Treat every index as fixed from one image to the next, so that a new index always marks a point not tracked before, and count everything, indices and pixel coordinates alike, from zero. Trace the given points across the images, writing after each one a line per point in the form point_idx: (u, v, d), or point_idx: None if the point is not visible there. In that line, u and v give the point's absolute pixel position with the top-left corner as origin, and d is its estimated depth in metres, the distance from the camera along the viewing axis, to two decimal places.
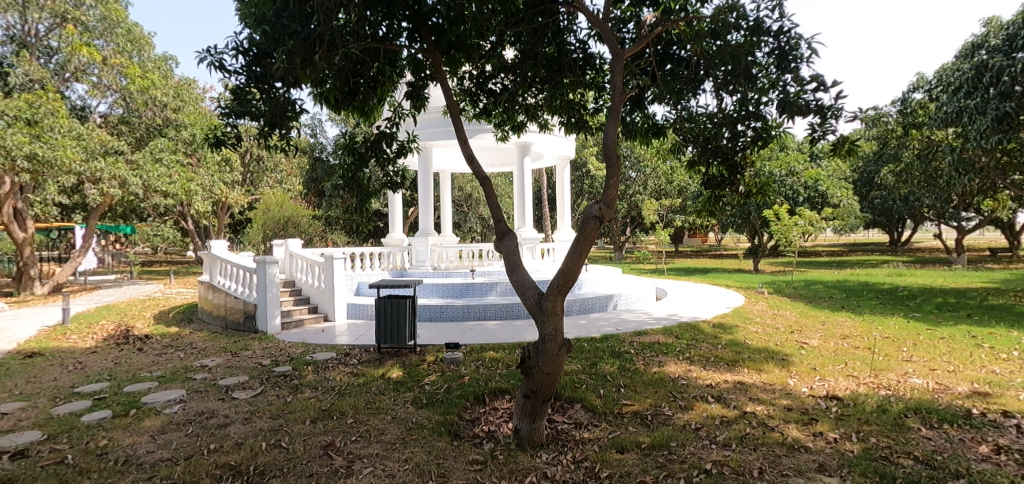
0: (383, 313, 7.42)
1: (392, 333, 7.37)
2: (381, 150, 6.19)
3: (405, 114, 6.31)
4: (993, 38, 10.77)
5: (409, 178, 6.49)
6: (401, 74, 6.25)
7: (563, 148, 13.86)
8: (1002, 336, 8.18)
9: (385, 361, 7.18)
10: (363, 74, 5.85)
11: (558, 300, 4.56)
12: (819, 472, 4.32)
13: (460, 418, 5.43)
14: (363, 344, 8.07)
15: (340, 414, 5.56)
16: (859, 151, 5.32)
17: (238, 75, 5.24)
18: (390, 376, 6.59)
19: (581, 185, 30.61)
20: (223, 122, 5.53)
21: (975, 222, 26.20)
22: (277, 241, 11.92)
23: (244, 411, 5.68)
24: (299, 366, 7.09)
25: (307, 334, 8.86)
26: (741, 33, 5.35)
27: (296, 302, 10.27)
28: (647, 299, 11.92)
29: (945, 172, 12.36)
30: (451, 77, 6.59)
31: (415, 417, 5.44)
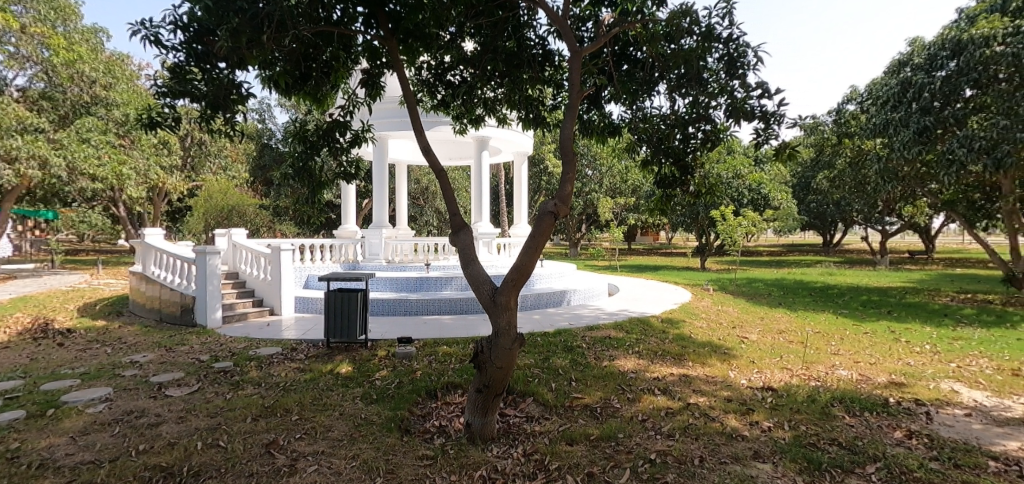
0: (333, 306, 7.00)
1: (342, 327, 6.98)
2: (334, 141, 5.75)
3: (360, 104, 5.91)
4: (916, 57, 11.87)
5: (364, 169, 6.11)
6: (356, 60, 5.74)
7: (522, 144, 14.03)
8: (917, 331, 9.02)
9: (335, 356, 6.79)
10: (315, 58, 5.37)
11: (512, 295, 4.50)
12: (754, 459, 4.45)
13: (411, 413, 5.22)
14: (311, 338, 7.67)
15: (284, 411, 5.22)
16: (799, 157, 5.52)
17: (176, 51, 4.79)
18: (339, 372, 6.22)
19: (538, 182, 31.07)
20: (160, 102, 5.03)
21: (897, 226, 28.48)
22: (220, 230, 11.35)
23: (179, 409, 5.25)
24: (240, 361, 6.62)
25: (250, 329, 8.42)
26: (694, 39, 5.64)
27: (239, 295, 9.82)
28: (600, 295, 12.21)
29: (874, 179, 13.50)
30: (407, 66, 6.25)
31: (364, 413, 5.20)
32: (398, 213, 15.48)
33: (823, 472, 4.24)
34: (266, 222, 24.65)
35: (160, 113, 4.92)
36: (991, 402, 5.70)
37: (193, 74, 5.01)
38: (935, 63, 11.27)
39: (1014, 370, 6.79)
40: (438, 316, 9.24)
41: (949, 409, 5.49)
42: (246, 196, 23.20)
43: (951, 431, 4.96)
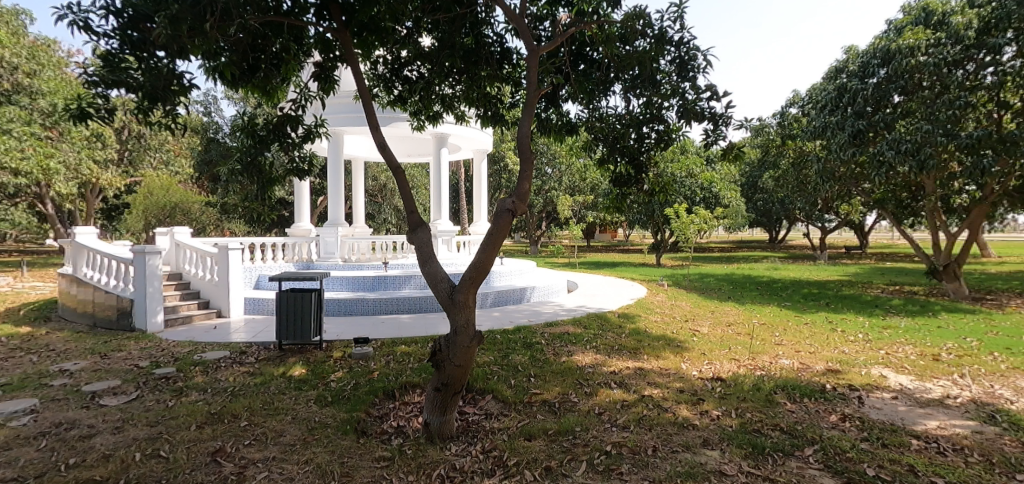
0: (285, 307, 6.85)
1: (296, 328, 6.85)
2: (285, 135, 5.57)
3: (312, 98, 5.80)
4: (851, 64, 12.57)
5: (318, 166, 5.98)
6: (307, 53, 5.62)
7: (481, 142, 14.06)
8: (852, 321, 9.60)
9: (288, 358, 6.67)
10: (263, 50, 5.23)
11: (470, 292, 4.55)
12: (703, 447, 4.66)
13: (368, 414, 5.21)
14: (262, 340, 7.51)
15: (232, 417, 5.11)
16: (746, 157, 5.78)
17: (109, 38, 4.56)
18: (292, 375, 6.13)
19: (498, 180, 31.17)
20: (92, 93, 4.78)
21: (835, 223, 30.04)
22: (161, 229, 10.98)
23: (114, 420, 5.06)
24: (183, 366, 6.43)
25: (195, 333, 8.16)
26: (648, 40, 5.82)
27: (183, 297, 9.50)
28: (560, 291, 12.40)
29: (815, 179, 14.22)
30: (363, 60, 6.19)
31: (318, 415, 5.15)
32: (355, 210, 15.25)
33: (765, 455, 4.48)
34: (213, 220, 23.79)
35: (91, 103, 4.67)
36: (914, 385, 6.14)
37: (128, 63, 4.78)
38: (868, 71, 11.98)
39: (936, 355, 7.32)
40: (397, 315, 9.20)
41: (877, 393, 5.88)
42: (190, 193, 22.33)
43: (880, 413, 5.32)
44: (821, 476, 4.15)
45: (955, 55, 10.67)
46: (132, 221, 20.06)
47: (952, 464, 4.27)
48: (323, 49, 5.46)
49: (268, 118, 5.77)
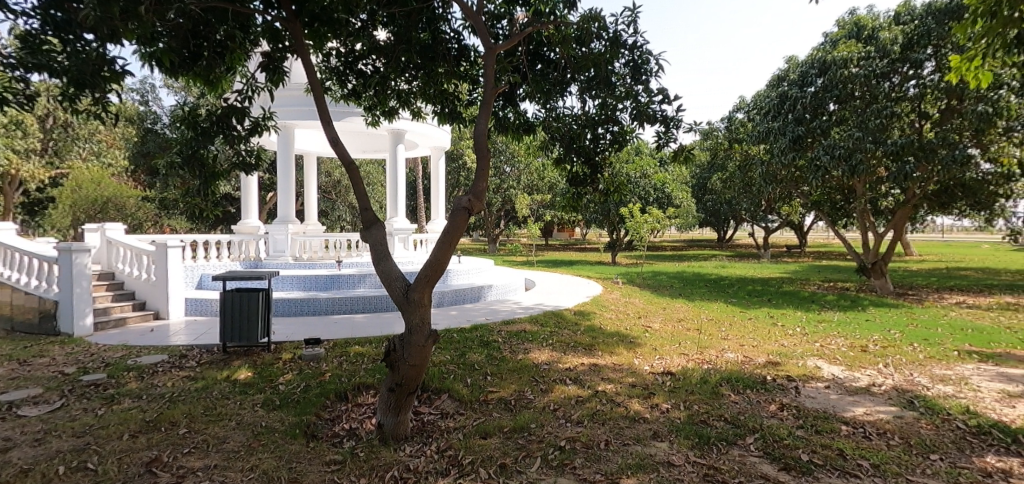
0: (229, 308, 6.60)
1: (241, 331, 6.60)
2: (230, 128, 5.34)
3: (260, 89, 5.56)
4: (791, 73, 13.19)
5: (266, 161, 5.75)
6: (255, 42, 5.36)
7: (439, 139, 13.99)
8: (792, 316, 10.11)
9: (232, 362, 6.48)
10: (206, 37, 4.94)
11: (425, 291, 4.56)
12: (652, 439, 4.83)
13: (318, 417, 5.14)
14: (203, 343, 7.24)
15: (170, 425, 4.94)
16: (695, 159, 6.01)
17: (27, 18, 4.13)
18: (236, 379, 5.96)
19: (456, 178, 31.06)
20: (9, 77, 4.35)
21: (779, 223, 31.42)
22: (90, 226, 10.41)
23: (35, 431, 4.78)
24: (115, 372, 6.13)
25: (128, 336, 7.78)
26: (603, 43, 5.97)
27: (115, 298, 9.03)
28: (517, 289, 12.50)
29: (759, 181, 14.85)
30: (314, 53, 6.04)
31: (265, 420, 5.04)
32: (307, 208, 14.91)
33: (710, 445, 4.69)
34: (151, 216, 22.68)
35: (9, 87, 4.24)
36: (845, 375, 6.54)
37: (51, 46, 4.37)
38: (806, 80, 12.62)
39: (865, 347, 7.82)
40: (351, 315, 9.06)
41: (812, 383, 6.24)
42: (125, 187, 21.19)
43: (814, 402, 5.65)
44: (760, 463, 4.38)
45: (883, 67, 11.45)
46: (61, 216, 18.89)
47: (876, 448, 4.60)
48: (272, 38, 5.24)
49: (211, 110, 5.51)
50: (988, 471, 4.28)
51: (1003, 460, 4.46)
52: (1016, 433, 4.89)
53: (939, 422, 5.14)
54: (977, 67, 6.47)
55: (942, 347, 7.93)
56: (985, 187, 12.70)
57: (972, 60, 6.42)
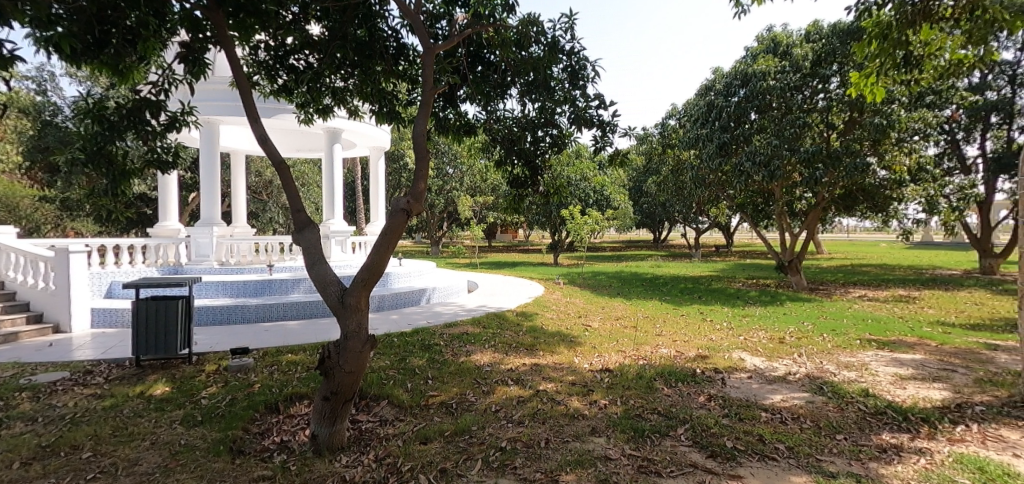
0: (144, 317, 6.16)
1: (158, 341, 6.17)
2: (144, 122, 4.96)
3: (177, 82, 5.23)
4: (717, 83, 13.86)
5: (183, 158, 5.44)
6: (171, 31, 5.02)
7: (378, 139, 13.73)
8: (721, 312, 10.62)
9: (147, 377, 6.06)
10: (115, 22, 4.52)
11: (362, 295, 4.48)
12: (591, 435, 4.95)
13: (245, 432, 4.92)
14: (112, 357, 6.72)
15: (71, 449, 4.58)
16: (630, 163, 6.22)
17: None
18: (152, 394, 5.60)
19: (397, 179, 30.58)
20: None
21: (710, 225, 32.97)
22: None
23: None
24: (5, 392, 5.57)
25: (23, 353, 7.09)
26: (541, 47, 6.09)
27: (7, 310, 8.20)
28: (460, 291, 12.47)
29: (690, 184, 15.50)
30: (240, 45, 5.78)
31: (184, 438, 4.78)
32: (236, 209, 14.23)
33: (645, 438, 4.85)
34: (54, 218, 20.81)
35: None
36: (765, 365, 6.95)
37: None
38: (730, 90, 13.28)
39: (782, 338, 8.34)
40: (283, 322, 8.72)
41: (736, 373, 6.59)
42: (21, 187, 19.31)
43: (738, 391, 5.98)
44: (690, 451, 4.59)
45: (795, 81, 12.35)
46: None
47: (790, 431, 4.93)
48: (191, 27, 4.84)
49: (121, 103, 5.12)
50: (883, 447, 4.69)
51: (896, 436, 4.90)
52: (908, 411, 5.36)
53: (844, 404, 5.57)
54: (872, 84, 7.42)
55: (846, 336, 8.61)
56: (881, 192, 13.90)
57: (867, 78, 7.36)
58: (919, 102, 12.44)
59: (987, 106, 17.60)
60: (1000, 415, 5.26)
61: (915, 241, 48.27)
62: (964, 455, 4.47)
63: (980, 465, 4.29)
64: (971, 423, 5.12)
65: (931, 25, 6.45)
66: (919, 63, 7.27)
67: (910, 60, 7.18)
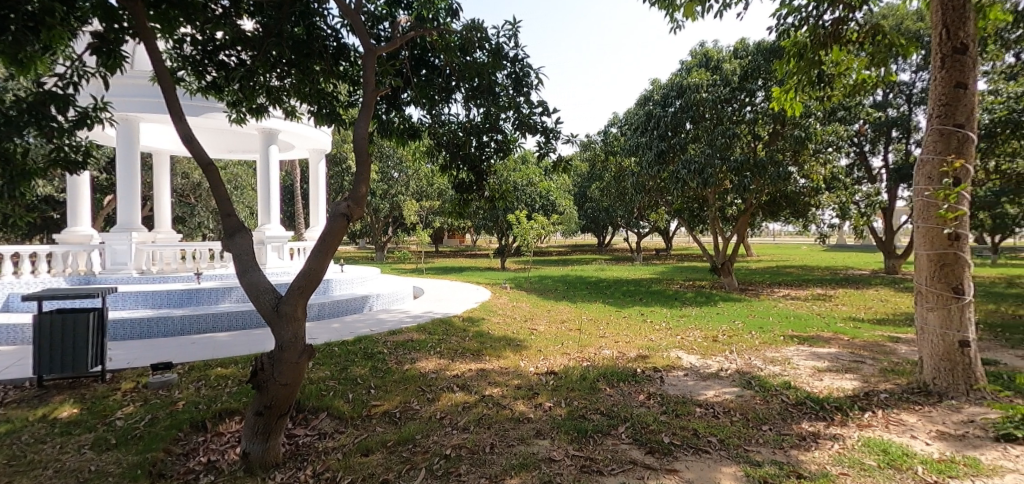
0: (50, 332, 5.63)
1: (66, 358, 5.66)
2: (49, 118, 4.51)
3: (89, 75, 4.83)
4: (655, 94, 14.29)
5: (96, 158, 5.01)
6: (81, 20, 4.64)
7: (318, 141, 13.30)
8: (661, 313, 10.92)
9: (52, 398, 5.54)
10: (14, 7, 4.12)
11: (298, 303, 4.27)
12: (535, 438, 4.93)
13: (168, 453, 4.59)
14: (11, 377, 6.10)
15: None
16: (573, 169, 6.27)
17: None
18: (58, 417, 5.12)
19: (339, 182, 29.77)
20: None
21: (651, 229, 33.98)
22: None
23: None
24: None
25: None
26: (485, 53, 6.04)
27: None
28: (405, 298, 12.22)
29: (631, 189, 15.90)
30: (163, 38, 5.42)
31: (96, 463, 4.40)
32: (160, 214, 13.39)
33: (587, 437, 4.88)
34: None
35: None
36: (700, 363, 7.18)
37: None
38: (667, 101, 13.74)
39: (715, 337, 8.66)
40: (213, 334, 8.24)
41: (673, 372, 6.76)
42: None
43: (675, 388, 6.13)
44: (630, 449, 4.64)
45: (725, 94, 12.94)
46: None
47: (723, 424, 5.09)
48: (104, 16, 4.49)
49: (22, 96, 4.67)
50: (804, 435, 4.92)
51: (814, 424, 5.15)
52: (824, 401, 5.65)
53: (769, 396, 5.82)
54: (791, 99, 7.90)
55: (773, 333, 9.04)
56: (801, 198, 14.77)
57: (787, 93, 7.81)
58: (831, 116, 13.36)
59: (888, 122, 19.14)
60: (900, 400, 5.59)
61: (833, 244, 51.79)
62: (870, 439, 4.73)
63: (883, 447, 4.55)
64: (876, 408, 5.44)
65: (840, 48, 7.04)
66: (829, 80, 7.74)
67: (823, 78, 7.60)
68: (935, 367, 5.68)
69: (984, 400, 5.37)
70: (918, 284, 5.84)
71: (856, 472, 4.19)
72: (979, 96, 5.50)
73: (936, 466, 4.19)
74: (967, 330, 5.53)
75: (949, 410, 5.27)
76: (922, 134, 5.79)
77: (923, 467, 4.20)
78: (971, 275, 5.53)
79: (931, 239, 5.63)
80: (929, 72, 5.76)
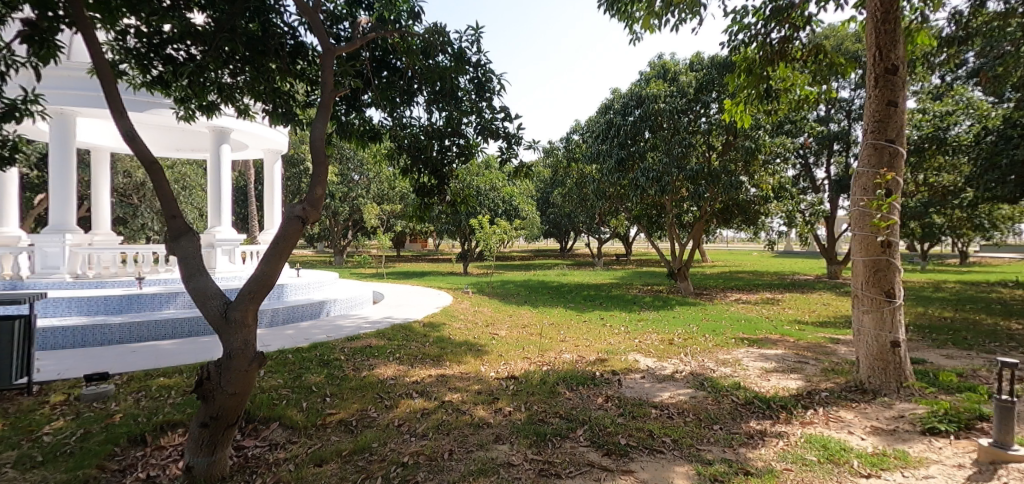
0: None
1: None
2: None
3: (18, 65, 4.50)
4: (616, 102, 14.49)
5: (24, 153, 4.67)
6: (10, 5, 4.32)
7: (274, 141, 12.89)
8: (621, 317, 11.04)
9: None
10: None
11: (248, 309, 4.09)
12: (494, 443, 4.86)
13: (102, 470, 4.30)
14: None
15: None
16: (534, 175, 6.27)
17: None
18: None
19: (297, 184, 29.00)
20: None
21: (611, 235, 34.47)
22: None
23: None
24: None
25: None
26: (448, 57, 5.99)
27: None
28: (363, 303, 11.95)
29: (593, 195, 16.07)
30: (104, 28, 5.12)
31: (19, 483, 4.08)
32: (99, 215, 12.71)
33: (546, 441, 4.85)
34: None
35: None
36: (656, 365, 7.28)
37: None
38: (627, 110, 13.86)
39: (671, 340, 8.80)
40: (156, 342, 7.82)
41: (631, 374, 6.82)
42: None
43: (632, 391, 6.18)
44: (587, 451, 4.64)
45: (682, 105, 13.26)
46: None
47: (676, 425, 5.15)
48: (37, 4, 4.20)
49: None
50: (751, 433, 5.03)
51: (761, 422, 5.27)
52: (769, 400, 5.80)
53: (720, 397, 5.94)
54: (742, 112, 8.20)
55: (724, 336, 9.27)
56: (751, 207, 15.25)
57: (738, 106, 8.05)
58: (778, 129, 13.92)
59: (830, 136, 20.06)
60: (839, 398, 5.79)
61: (783, 251, 53.84)
62: (812, 435, 4.87)
63: (823, 443, 4.70)
64: (818, 406, 5.61)
65: (786, 65, 7.41)
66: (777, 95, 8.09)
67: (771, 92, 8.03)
68: (869, 366, 5.92)
69: (912, 397, 5.63)
70: (854, 288, 6.05)
71: (799, 468, 4.31)
72: (908, 113, 5.78)
73: (869, 460, 4.36)
74: (898, 331, 5.78)
75: (881, 406, 5.49)
76: (858, 148, 6.03)
77: (858, 461, 4.37)
78: (901, 280, 5.79)
79: (866, 247, 5.85)
80: (865, 90, 5.98)
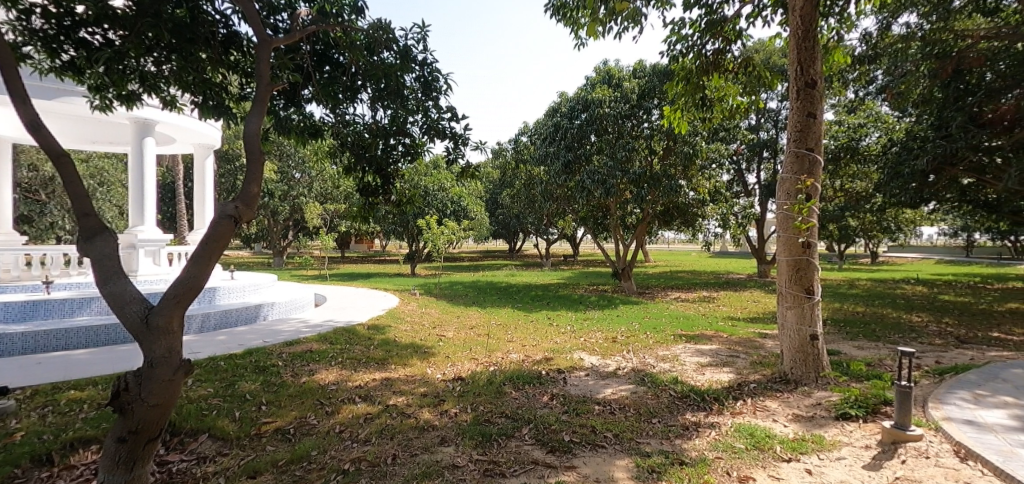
0: None
1: None
2: None
3: None
4: (562, 105, 14.61)
5: None
6: None
7: (206, 135, 12.18)
8: (567, 316, 11.12)
9: None
10: None
11: (173, 314, 3.78)
12: (439, 445, 4.73)
13: None
14: None
15: None
16: (481, 176, 6.19)
17: None
18: None
19: (233, 182, 27.68)
20: None
21: (559, 236, 34.85)
22: None
23: None
24: None
25: None
26: (393, 53, 5.81)
27: None
28: (304, 306, 11.49)
29: (541, 195, 16.15)
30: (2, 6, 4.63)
31: None
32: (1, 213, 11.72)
33: (491, 441, 4.77)
34: None
35: None
36: (600, 363, 7.35)
37: None
38: (573, 113, 14.16)
39: (615, 338, 8.92)
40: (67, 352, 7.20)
41: (576, 372, 6.85)
42: None
43: (577, 388, 6.20)
44: (531, 450, 4.60)
45: (625, 110, 13.52)
46: None
47: (617, 420, 5.20)
48: None
49: None
50: (686, 425, 5.13)
51: (695, 414, 5.40)
52: (703, 393, 5.95)
53: (659, 391, 6.05)
54: (679, 120, 8.44)
55: (665, 333, 9.49)
56: (689, 209, 15.75)
57: (676, 113, 8.25)
58: (714, 135, 14.49)
59: (760, 143, 21.05)
60: (766, 390, 6.01)
61: (721, 252, 56.11)
62: (739, 425, 5.02)
63: (749, 432, 4.85)
64: (747, 398, 5.80)
65: (719, 76, 7.70)
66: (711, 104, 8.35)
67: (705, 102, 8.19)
68: (792, 359, 6.19)
69: (828, 385, 5.93)
70: (778, 287, 6.32)
71: (729, 456, 4.44)
72: (825, 125, 6.08)
73: (790, 446, 4.53)
74: (817, 325, 6.06)
75: (802, 396, 5.73)
76: (781, 155, 6.29)
77: (781, 446, 4.53)
78: (819, 278, 6.07)
79: (788, 247, 6.12)
80: (788, 103, 6.24)
